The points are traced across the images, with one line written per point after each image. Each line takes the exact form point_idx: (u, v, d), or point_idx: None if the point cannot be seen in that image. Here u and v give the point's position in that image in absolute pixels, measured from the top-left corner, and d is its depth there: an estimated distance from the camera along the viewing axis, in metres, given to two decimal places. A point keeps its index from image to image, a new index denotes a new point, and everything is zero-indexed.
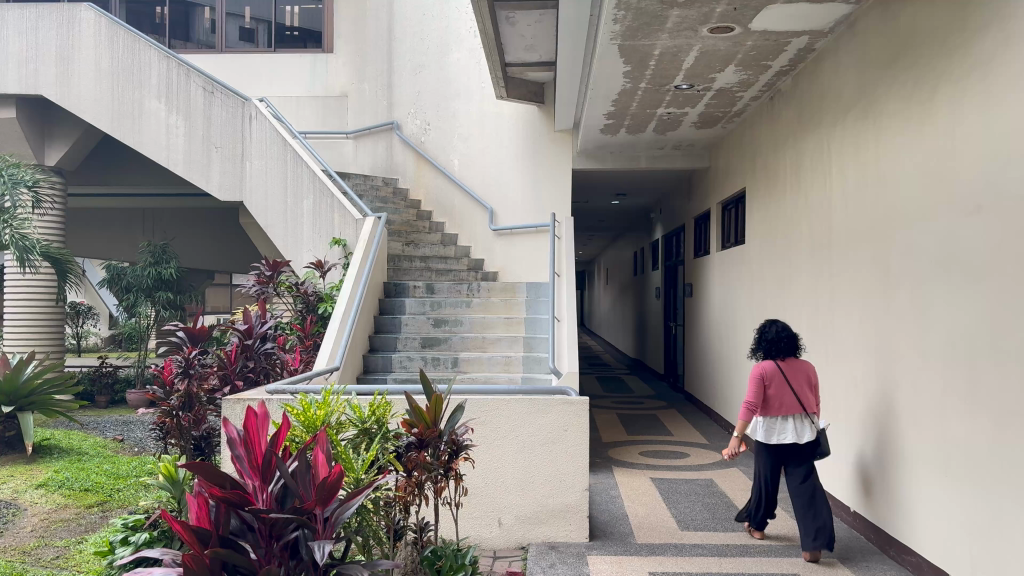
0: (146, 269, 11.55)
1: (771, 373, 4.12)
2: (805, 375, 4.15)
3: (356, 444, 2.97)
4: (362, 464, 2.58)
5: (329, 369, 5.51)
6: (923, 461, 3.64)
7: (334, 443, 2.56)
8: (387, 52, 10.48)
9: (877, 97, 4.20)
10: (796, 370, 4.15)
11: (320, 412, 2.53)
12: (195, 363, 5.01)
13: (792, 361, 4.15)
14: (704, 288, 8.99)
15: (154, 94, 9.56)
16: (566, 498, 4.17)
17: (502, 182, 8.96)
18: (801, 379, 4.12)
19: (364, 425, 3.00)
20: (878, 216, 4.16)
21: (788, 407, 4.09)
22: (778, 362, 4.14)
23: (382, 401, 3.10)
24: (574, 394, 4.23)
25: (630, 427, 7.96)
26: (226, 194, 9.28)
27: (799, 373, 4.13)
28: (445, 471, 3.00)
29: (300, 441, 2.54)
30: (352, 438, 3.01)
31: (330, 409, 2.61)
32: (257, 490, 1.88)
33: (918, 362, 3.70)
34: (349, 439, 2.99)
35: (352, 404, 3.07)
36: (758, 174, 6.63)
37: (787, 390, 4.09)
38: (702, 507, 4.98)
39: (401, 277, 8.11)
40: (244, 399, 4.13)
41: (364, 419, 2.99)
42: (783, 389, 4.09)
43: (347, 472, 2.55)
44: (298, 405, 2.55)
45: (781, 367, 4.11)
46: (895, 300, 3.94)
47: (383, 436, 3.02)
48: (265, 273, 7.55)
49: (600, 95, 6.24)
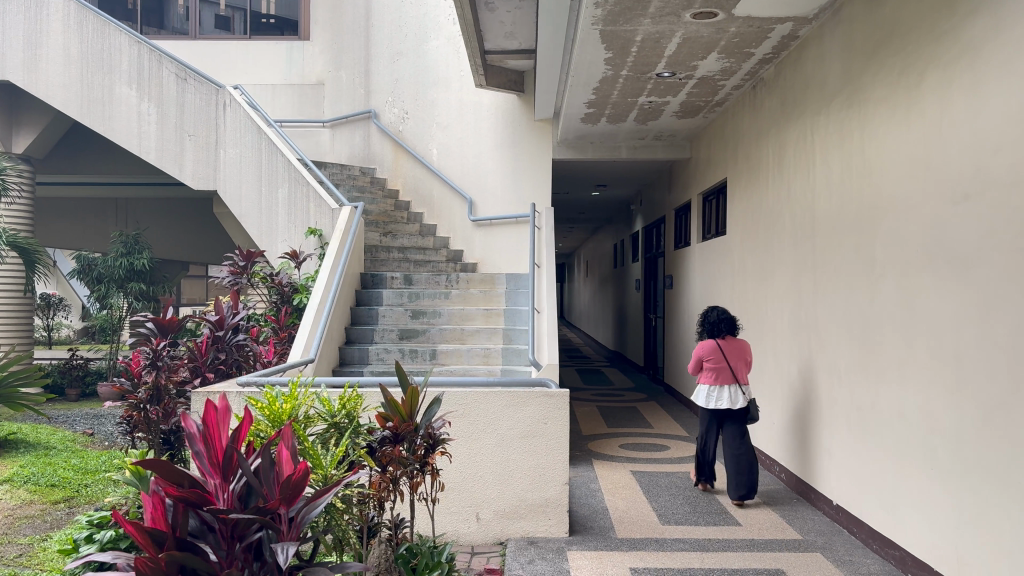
0: (118, 260, 11.35)
1: (710, 348, 4.96)
2: (741, 352, 4.96)
3: (325, 439, 2.86)
4: (331, 460, 2.47)
5: (305, 361, 5.39)
6: (907, 454, 3.58)
7: (303, 439, 2.44)
8: (364, 40, 10.32)
9: (862, 85, 4.13)
10: (733, 347, 4.97)
11: (288, 405, 2.42)
12: (163, 355, 4.79)
13: (729, 340, 4.96)
14: (684, 280, 8.94)
15: (125, 80, 9.34)
16: (545, 492, 4.08)
17: (482, 172, 8.84)
18: (736, 354, 4.94)
19: (334, 419, 2.89)
20: (863, 207, 4.09)
21: (724, 377, 4.92)
22: (716, 340, 4.96)
23: (353, 392, 2.99)
24: (554, 386, 4.13)
25: (610, 420, 7.89)
26: (200, 183, 9.10)
27: (735, 350, 4.96)
28: (421, 466, 2.92)
29: (265, 436, 2.44)
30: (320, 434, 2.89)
31: (298, 402, 2.49)
32: (218, 488, 1.76)
33: (903, 353, 3.64)
34: (318, 434, 2.87)
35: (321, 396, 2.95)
36: (740, 163, 6.56)
37: (723, 365, 4.93)
38: (682, 500, 4.91)
39: (378, 267, 7.97)
40: (213, 391, 4.00)
41: (333, 414, 2.89)
42: (720, 363, 4.94)
43: (315, 469, 2.44)
44: (263, 398, 2.43)
45: (719, 344, 4.92)
46: (880, 291, 3.88)
47: (354, 431, 2.91)
48: (239, 263, 7.38)
49: (580, 82, 6.13)
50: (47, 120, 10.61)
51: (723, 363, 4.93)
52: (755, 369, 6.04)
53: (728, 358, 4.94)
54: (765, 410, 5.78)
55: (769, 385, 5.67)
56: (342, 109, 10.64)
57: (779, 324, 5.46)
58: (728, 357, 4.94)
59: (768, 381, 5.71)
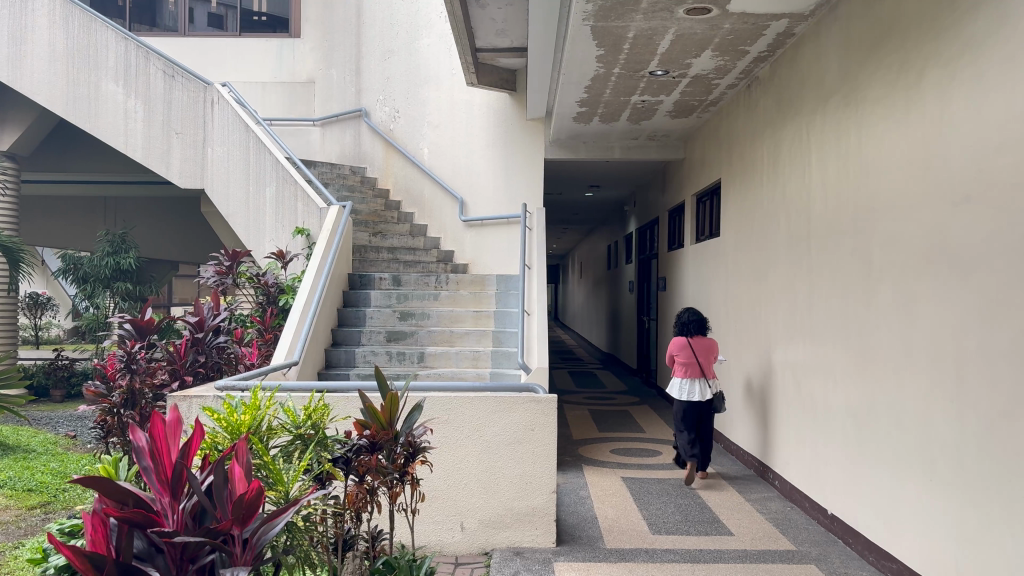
0: (104, 259, 11.23)
1: (681, 345, 5.52)
2: (708, 349, 5.51)
3: (290, 453, 2.76)
4: (293, 477, 2.33)
5: (288, 363, 5.25)
6: (905, 463, 3.47)
7: (261, 453, 2.33)
8: (355, 37, 10.17)
9: (860, 82, 4.01)
10: (702, 345, 5.52)
11: (247, 417, 2.33)
12: (137, 358, 4.69)
13: (699, 338, 5.51)
14: (677, 283, 8.83)
15: (111, 77, 9.20)
16: (532, 501, 3.96)
17: (473, 172, 8.70)
18: (704, 351, 5.50)
19: (299, 431, 2.77)
20: (860, 208, 3.98)
21: (693, 371, 5.48)
22: (687, 338, 5.51)
23: (320, 403, 2.88)
24: (542, 392, 4.01)
25: (601, 424, 7.77)
26: (187, 181, 8.96)
27: (703, 347, 5.51)
28: (400, 475, 2.78)
29: (222, 449, 2.33)
30: (283, 446, 2.77)
31: (258, 414, 2.39)
32: (167, 508, 1.65)
33: (901, 358, 3.53)
34: (283, 447, 2.77)
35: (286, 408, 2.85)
36: (734, 164, 6.45)
37: (692, 360, 5.49)
38: (674, 508, 4.78)
39: (367, 268, 7.85)
40: (190, 396, 3.87)
41: (298, 425, 2.76)
42: (689, 358, 5.50)
43: (275, 486, 2.30)
44: (221, 409, 2.32)
45: (690, 342, 5.48)
46: (877, 295, 3.77)
47: (321, 442, 2.80)
48: (224, 263, 7.24)
49: (572, 81, 6.01)
50: (33, 118, 10.45)
51: (692, 359, 5.49)
52: (749, 374, 5.93)
53: (695, 354, 5.50)
54: (759, 416, 5.66)
55: (763, 389, 5.57)
56: (333, 108, 10.50)
57: (774, 329, 5.34)
58: (696, 353, 5.49)
59: (762, 385, 5.61)
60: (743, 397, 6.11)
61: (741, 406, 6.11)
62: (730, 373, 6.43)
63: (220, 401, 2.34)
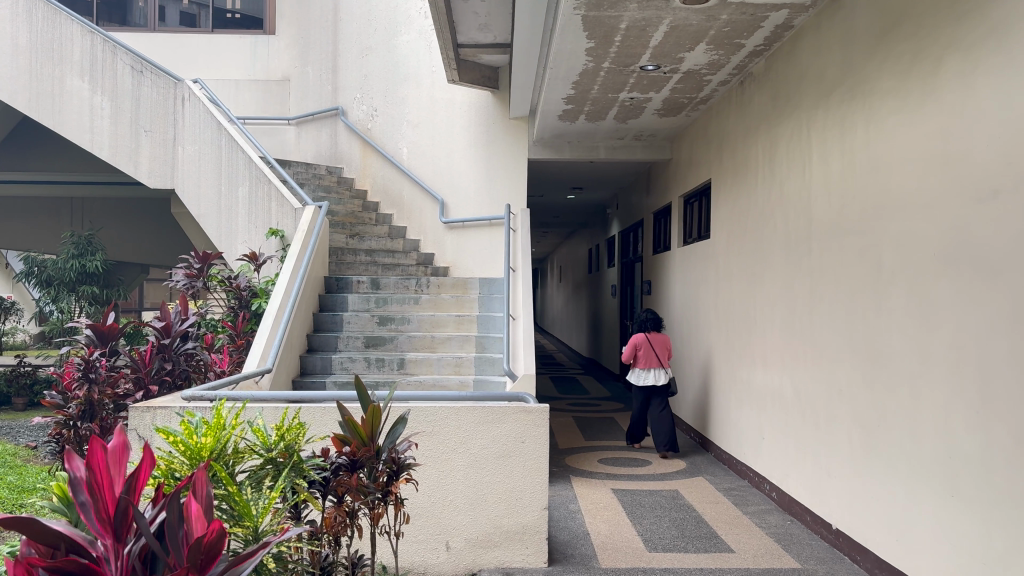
0: (69, 261, 10.92)
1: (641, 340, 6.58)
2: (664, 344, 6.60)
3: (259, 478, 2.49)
4: (264, 508, 2.04)
5: (262, 371, 4.95)
6: (923, 477, 3.25)
7: (225, 482, 2.05)
8: (331, 34, 9.87)
9: (867, 74, 3.81)
10: (659, 340, 6.59)
11: (208, 439, 2.08)
12: (97, 366, 4.46)
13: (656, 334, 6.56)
14: (663, 286, 8.63)
15: (77, 71, 8.85)
16: (522, 518, 3.70)
17: (454, 172, 8.44)
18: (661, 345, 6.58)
19: (270, 455, 2.48)
20: (869, 206, 3.78)
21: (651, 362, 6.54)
22: (647, 335, 6.55)
23: (296, 421, 2.56)
24: (533, 401, 3.77)
25: (586, 432, 7.53)
26: (156, 181, 8.63)
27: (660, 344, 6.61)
28: (383, 495, 2.59)
29: (181, 476, 2.10)
30: (253, 472, 2.48)
31: (223, 433, 2.14)
32: (108, 552, 1.41)
33: (917, 365, 3.31)
34: (252, 471, 2.48)
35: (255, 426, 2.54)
36: (725, 162, 6.24)
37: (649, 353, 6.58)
38: (669, 523, 4.56)
39: (344, 271, 7.56)
40: (154, 407, 3.60)
41: (270, 448, 2.47)
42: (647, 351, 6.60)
43: (243, 520, 2.02)
44: (181, 430, 2.07)
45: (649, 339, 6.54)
46: (888, 297, 3.56)
47: (295, 465, 2.50)
48: (194, 265, 6.95)
49: (559, 75, 5.76)
50: None
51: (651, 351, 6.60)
52: (740, 381, 5.73)
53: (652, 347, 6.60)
54: (753, 424, 5.45)
55: (758, 396, 5.36)
56: (308, 106, 10.23)
57: (769, 334, 5.14)
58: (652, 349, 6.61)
59: (756, 392, 5.39)
60: (734, 405, 5.90)
61: (734, 414, 5.90)
62: (721, 380, 6.22)
63: (179, 422, 2.08)
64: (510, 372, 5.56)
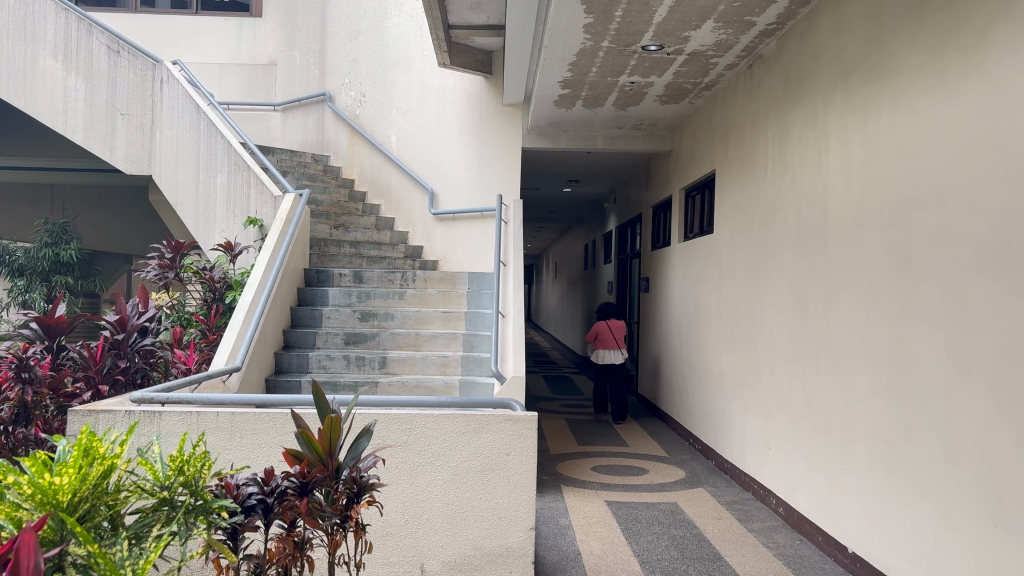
0: (42, 251, 10.75)
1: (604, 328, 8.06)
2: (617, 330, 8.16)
3: (149, 523, 1.94)
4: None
5: (229, 369, 4.56)
6: (958, 504, 2.87)
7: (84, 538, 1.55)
8: (319, 18, 9.46)
9: (894, 50, 3.42)
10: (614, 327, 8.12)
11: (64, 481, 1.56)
12: (32, 364, 3.71)
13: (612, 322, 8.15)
14: (662, 283, 8.25)
15: (50, 51, 8.42)
16: (505, 539, 3.31)
17: (443, 161, 8.01)
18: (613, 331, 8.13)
19: (162, 494, 1.96)
20: (895, 198, 3.40)
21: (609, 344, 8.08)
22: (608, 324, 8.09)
23: (201, 451, 2.07)
24: (519, 409, 3.40)
25: (580, 437, 7.14)
26: (132, 166, 8.21)
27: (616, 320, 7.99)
28: (341, 521, 2.22)
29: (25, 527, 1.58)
30: (142, 516, 1.96)
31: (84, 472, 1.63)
32: None
33: (953, 376, 2.93)
34: (142, 513, 1.95)
35: (149, 456, 2.02)
36: (731, 152, 5.87)
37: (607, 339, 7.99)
38: (668, 542, 4.17)
39: (326, 263, 7.14)
40: (98, 410, 3.26)
41: (162, 485, 1.96)
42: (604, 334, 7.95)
43: None
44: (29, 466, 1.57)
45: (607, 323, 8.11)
46: (919, 299, 3.18)
47: (200, 507, 1.99)
48: (166, 255, 6.51)
49: (555, 56, 5.37)
50: None
51: (608, 332, 8.07)
52: (744, 385, 5.37)
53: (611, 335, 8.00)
54: (757, 433, 5.08)
55: (763, 404, 4.98)
56: (295, 91, 9.84)
57: (777, 336, 4.77)
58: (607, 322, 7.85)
59: (762, 400, 5.01)
60: (737, 412, 5.53)
61: (736, 421, 5.52)
62: (723, 384, 5.85)
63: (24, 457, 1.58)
64: (499, 374, 5.18)
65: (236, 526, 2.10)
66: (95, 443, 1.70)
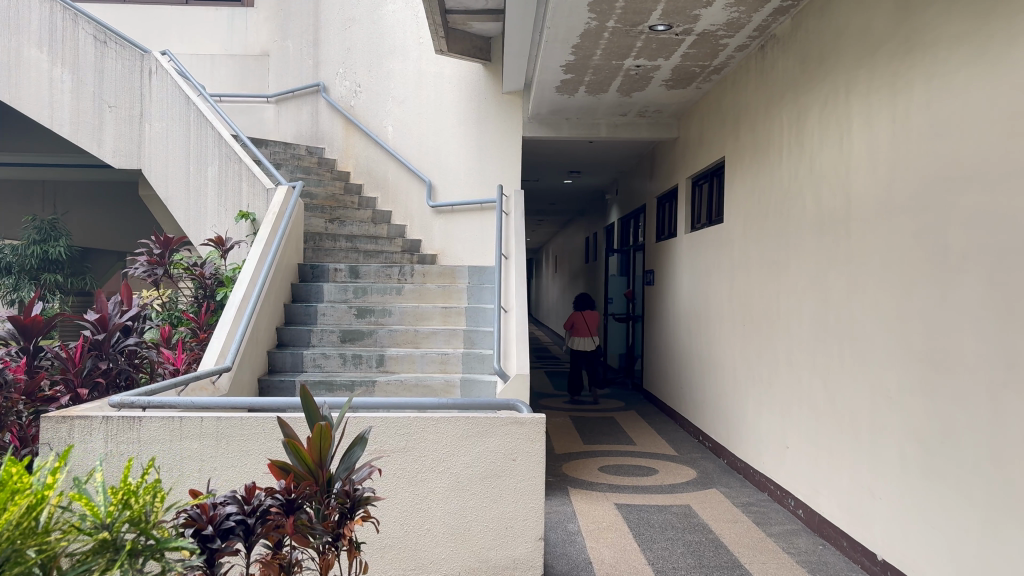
0: (31, 248, 10.55)
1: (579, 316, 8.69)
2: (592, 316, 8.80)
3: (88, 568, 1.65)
4: None
5: (219, 370, 4.32)
6: (1006, 511, 2.64)
7: None
8: (312, 6, 9.19)
9: (925, 19, 3.19)
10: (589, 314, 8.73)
11: None
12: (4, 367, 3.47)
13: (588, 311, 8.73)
14: (668, 276, 8.01)
15: (35, 41, 8.16)
16: (513, 551, 3.08)
17: (441, 152, 7.75)
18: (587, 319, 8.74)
19: (104, 533, 1.68)
20: (930, 180, 3.16)
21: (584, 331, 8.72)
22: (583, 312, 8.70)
23: (155, 478, 1.80)
24: (526, 411, 3.16)
25: (585, 435, 6.91)
26: (121, 161, 7.94)
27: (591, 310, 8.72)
28: (332, 540, 1.99)
29: None
30: (81, 560, 1.68)
31: None
32: None
33: (1000, 373, 2.70)
34: (82, 558, 1.67)
35: (95, 487, 1.74)
36: (742, 136, 5.62)
37: (586, 313, 8.71)
38: (683, 548, 3.94)
39: (322, 258, 6.89)
40: (75, 416, 3.04)
41: (103, 522, 1.68)
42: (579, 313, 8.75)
43: None
44: None
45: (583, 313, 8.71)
46: (959, 289, 2.94)
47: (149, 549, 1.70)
48: (155, 251, 6.25)
49: (558, 38, 5.12)
50: None
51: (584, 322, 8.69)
52: (758, 381, 5.14)
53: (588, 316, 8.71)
54: (774, 432, 4.85)
55: (780, 400, 4.75)
56: (288, 82, 9.59)
57: (794, 329, 4.54)
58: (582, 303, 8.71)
59: (778, 397, 4.78)
60: (750, 409, 5.30)
61: (750, 418, 5.30)
62: (736, 381, 5.62)
63: None
64: (502, 372, 4.96)
65: (212, 550, 1.83)
66: (15, 476, 1.56)
